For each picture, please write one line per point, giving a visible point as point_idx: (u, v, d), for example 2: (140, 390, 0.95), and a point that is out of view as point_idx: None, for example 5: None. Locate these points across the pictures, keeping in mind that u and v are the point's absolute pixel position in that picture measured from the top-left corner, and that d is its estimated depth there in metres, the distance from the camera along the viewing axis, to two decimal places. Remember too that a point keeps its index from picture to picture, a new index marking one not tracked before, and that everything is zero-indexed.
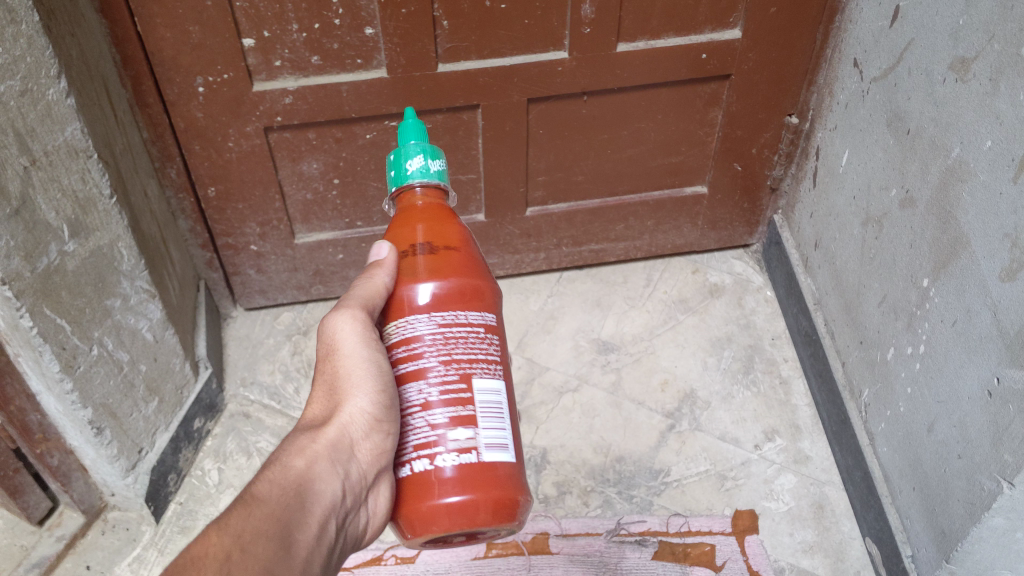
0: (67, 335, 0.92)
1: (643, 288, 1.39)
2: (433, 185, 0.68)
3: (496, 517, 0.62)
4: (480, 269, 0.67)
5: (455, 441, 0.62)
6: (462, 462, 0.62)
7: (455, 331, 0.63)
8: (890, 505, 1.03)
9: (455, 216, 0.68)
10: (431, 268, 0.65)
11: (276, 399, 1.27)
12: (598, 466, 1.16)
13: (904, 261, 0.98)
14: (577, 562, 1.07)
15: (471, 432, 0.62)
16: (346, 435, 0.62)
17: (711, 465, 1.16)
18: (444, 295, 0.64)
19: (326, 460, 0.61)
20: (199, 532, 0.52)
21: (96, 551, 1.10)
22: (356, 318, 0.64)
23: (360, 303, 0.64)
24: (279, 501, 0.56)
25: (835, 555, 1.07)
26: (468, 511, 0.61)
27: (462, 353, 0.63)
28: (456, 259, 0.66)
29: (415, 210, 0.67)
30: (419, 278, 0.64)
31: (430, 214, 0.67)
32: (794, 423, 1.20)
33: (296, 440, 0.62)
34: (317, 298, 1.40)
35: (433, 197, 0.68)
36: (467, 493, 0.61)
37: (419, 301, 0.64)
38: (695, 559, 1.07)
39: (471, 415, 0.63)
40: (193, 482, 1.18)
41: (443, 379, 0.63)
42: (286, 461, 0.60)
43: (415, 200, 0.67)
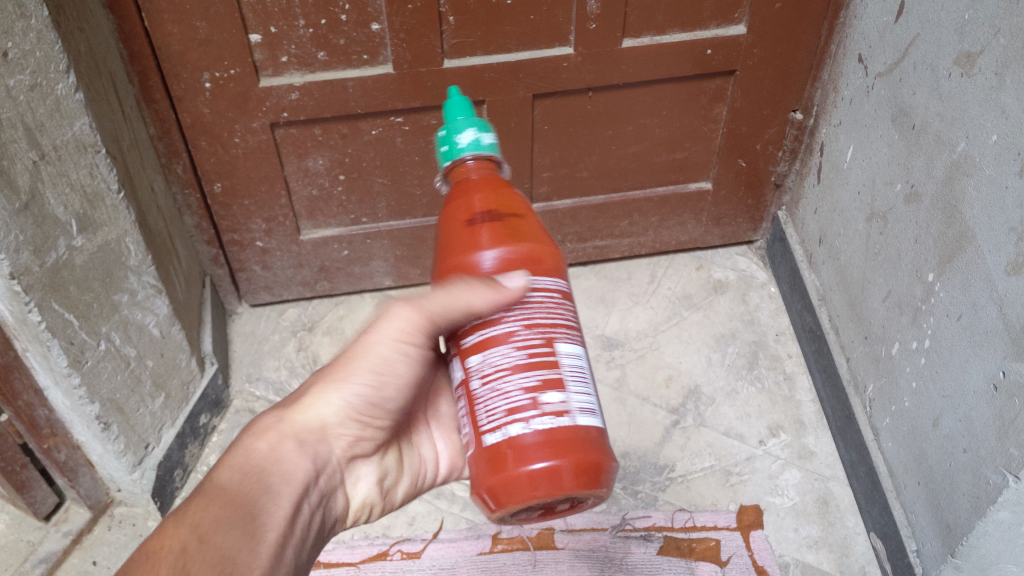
0: (74, 330, 0.92)
1: (647, 284, 1.39)
2: (484, 156, 0.67)
3: (583, 474, 0.62)
4: (542, 236, 0.66)
5: (549, 403, 0.62)
6: (558, 422, 0.62)
7: (534, 300, 0.64)
8: (895, 500, 1.04)
9: (513, 184, 0.67)
10: (494, 236, 0.64)
11: (282, 394, 1.28)
12: None
13: (909, 256, 0.98)
14: (582, 558, 1.07)
15: (564, 393, 0.63)
16: (313, 427, 0.70)
17: (715, 460, 1.16)
18: (512, 264, 0.64)
19: (299, 440, 0.69)
20: (161, 524, 0.59)
21: (102, 547, 1.11)
22: (407, 316, 0.67)
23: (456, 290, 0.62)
24: (238, 487, 0.63)
25: (840, 550, 1.07)
26: (566, 471, 0.61)
27: (542, 317, 0.64)
28: (516, 227, 0.65)
29: (474, 179, 0.66)
30: (483, 247, 0.64)
31: (485, 184, 0.66)
32: (798, 418, 1.20)
33: (267, 417, 0.69)
34: (322, 295, 1.40)
35: (486, 167, 0.67)
36: (551, 454, 0.61)
37: (489, 272, 0.64)
38: (700, 554, 1.07)
39: (560, 375, 0.63)
40: (199, 477, 1.18)
41: (528, 342, 0.63)
42: (263, 432, 0.68)
43: (470, 173, 0.67)
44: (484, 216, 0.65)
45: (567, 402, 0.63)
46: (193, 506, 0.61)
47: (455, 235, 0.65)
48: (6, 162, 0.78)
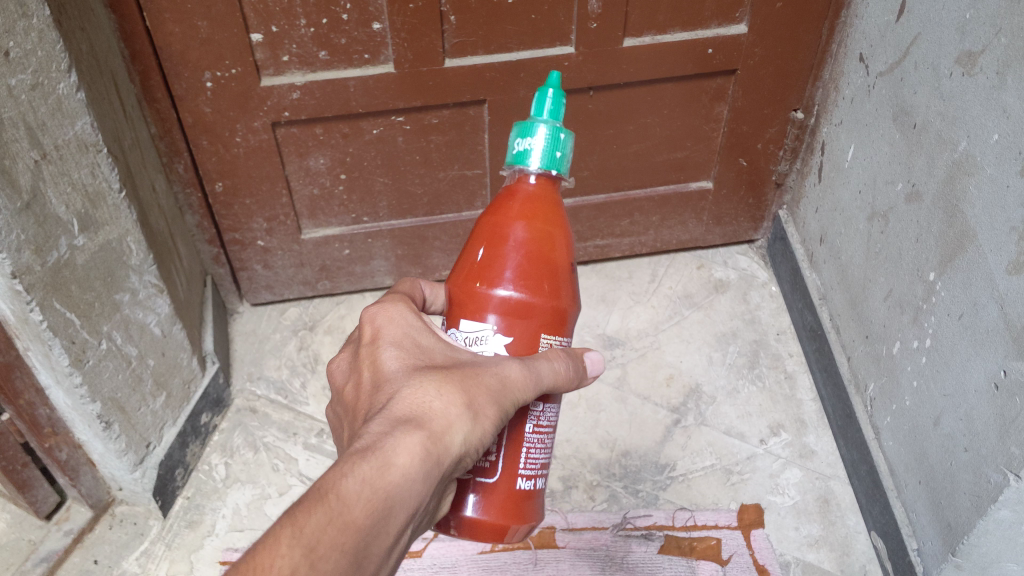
0: (76, 329, 0.92)
1: (648, 283, 1.39)
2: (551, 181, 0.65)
3: (518, 535, 0.67)
4: (570, 286, 0.65)
5: (540, 470, 0.66)
6: (532, 489, 0.66)
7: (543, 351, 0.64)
8: (895, 499, 1.04)
9: (563, 212, 0.66)
10: (522, 276, 0.63)
11: (283, 393, 1.28)
12: (604, 461, 1.17)
13: (910, 255, 0.98)
14: (583, 556, 1.07)
15: (542, 466, 0.66)
16: (453, 449, 0.55)
17: (716, 459, 1.17)
18: (522, 310, 0.63)
19: (425, 465, 0.53)
20: (272, 534, 0.48)
21: (103, 546, 1.11)
22: (521, 382, 0.59)
23: (533, 373, 0.60)
24: (369, 513, 0.50)
25: (841, 549, 1.07)
26: (514, 529, 0.65)
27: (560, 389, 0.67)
28: (552, 275, 0.64)
29: (532, 208, 0.64)
30: (504, 279, 0.63)
31: (535, 213, 0.64)
32: (799, 417, 1.20)
33: (403, 424, 0.54)
34: (323, 294, 1.40)
35: (545, 191, 0.65)
36: (512, 517, 0.65)
37: (497, 306, 0.63)
38: (701, 553, 1.07)
39: (548, 450, 0.67)
40: (200, 476, 1.18)
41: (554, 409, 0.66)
42: (383, 453, 0.52)
43: (529, 194, 0.65)
44: (519, 245, 0.63)
45: (544, 472, 0.67)
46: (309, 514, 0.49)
47: (484, 250, 0.64)
48: (8, 161, 0.78)
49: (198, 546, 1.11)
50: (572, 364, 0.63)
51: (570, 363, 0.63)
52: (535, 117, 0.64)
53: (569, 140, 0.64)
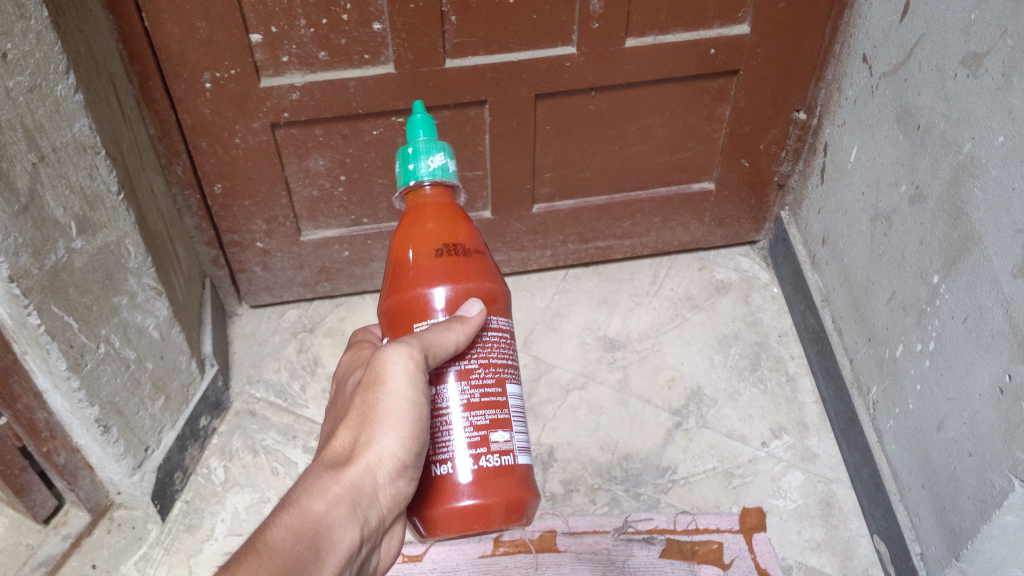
0: (74, 333, 0.91)
1: (650, 285, 1.38)
2: (443, 182, 0.68)
3: (513, 514, 0.65)
4: (491, 272, 0.67)
5: (496, 442, 0.64)
6: (503, 462, 0.64)
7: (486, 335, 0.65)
8: (899, 503, 1.03)
9: (465, 213, 0.69)
10: (444, 272, 0.65)
11: (282, 396, 1.27)
12: (605, 463, 1.16)
13: (913, 257, 0.98)
14: (584, 560, 1.06)
15: (509, 434, 0.65)
16: (377, 479, 0.60)
17: (718, 462, 1.16)
18: (456, 301, 0.65)
19: (346, 506, 0.59)
20: None
21: (101, 550, 1.10)
22: (410, 360, 0.60)
23: (422, 343, 0.60)
24: (296, 552, 0.55)
25: (843, 552, 1.07)
26: (487, 509, 0.63)
27: (496, 357, 0.65)
28: (473, 266, 0.66)
29: (431, 210, 0.67)
30: (434, 279, 0.65)
31: (441, 214, 0.67)
32: (801, 420, 1.20)
33: (320, 474, 0.60)
34: (322, 296, 1.39)
35: (443, 194, 0.68)
36: (493, 495, 0.63)
37: (432, 308, 0.65)
38: (702, 557, 1.07)
39: (507, 417, 0.65)
40: (199, 480, 1.18)
41: (487, 378, 0.64)
42: (303, 502, 0.58)
43: (426, 200, 0.68)
44: (433, 246, 0.66)
45: (504, 443, 0.64)
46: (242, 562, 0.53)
47: (402, 263, 0.67)
48: (6, 165, 0.77)
49: (197, 550, 1.11)
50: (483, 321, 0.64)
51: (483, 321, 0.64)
52: (411, 142, 0.68)
53: (439, 148, 0.68)
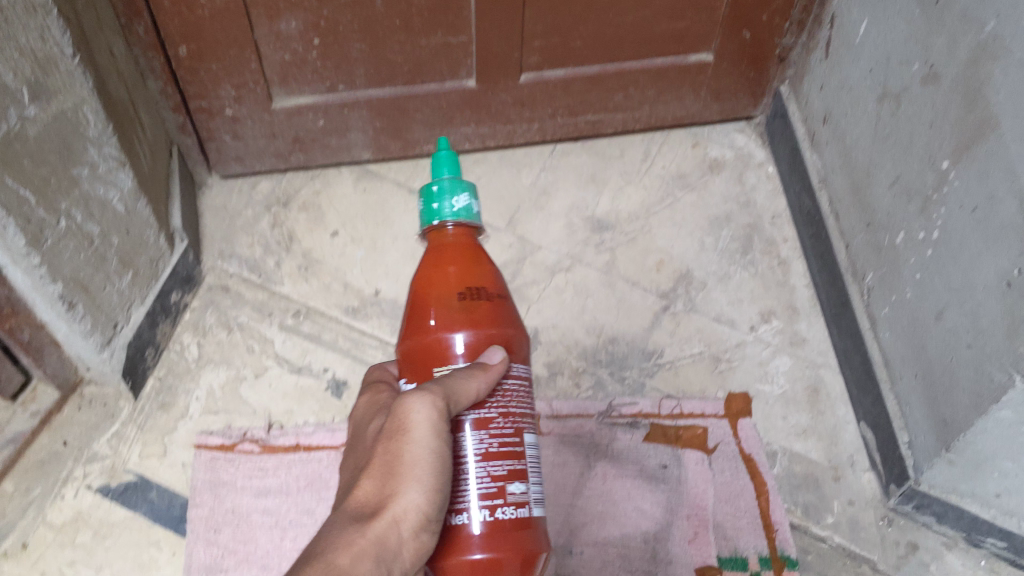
0: (31, 208, 0.85)
1: (640, 162, 1.32)
2: (466, 224, 0.72)
3: (526, 568, 0.64)
4: (510, 317, 0.71)
5: (513, 494, 0.64)
6: (518, 515, 0.64)
7: (510, 384, 0.67)
8: (888, 391, 1.02)
9: (486, 256, 0.73)
10: (465, 315, 0.68)
11: (256, 271, 1.22)
12: (591, 347, 1.14)
13: (922, 141, 0.93)
14: (567, 444, 1.07)
15: (525, 486, 0.65)
16: (401, 531, 0.60)
17: (705, 346, 1.14)
18: (477, 346, 0.68)
19: (372, 559, 0.59)
20: None
21: (73, 427, 1.08)
22: (434, 408, 0.61)
23: (444, 392, 0.62)
24: None
25: (828, 438, 1.07)
26: (504, 562, 0.63)
27: (516, 408, 0.67)
28: (493, 310, 0.70)
29: (454, 254, 0.71)
30: (455, 322, 0.68)
31: (461, 257, 0.71)
32: (792, 304, 1.17)
33: (344, 525, 0.61)
34: (298, 167, 1.32)
35: (465, 236, 0.73)
36: (507, 548, 0.63)
37: (452, 352, 0.68)
38: (687, 441, 1.07)
39: (523, 467, 0.65)
40: (172, 356, 1.14)
41: (506, 431, 0.66)
42: (330, 553, 0.57)
43: (450, 245, 0.72)
44: (454, 290, 0.69)
45: (520, 495, 0.65)
46: None
47: (424, 307, 0.70)
48: None
49: (171, 428, 1.10)
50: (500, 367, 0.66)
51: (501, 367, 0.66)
52: (437, 180, 0.73)
53: (464, 190, 0.72)
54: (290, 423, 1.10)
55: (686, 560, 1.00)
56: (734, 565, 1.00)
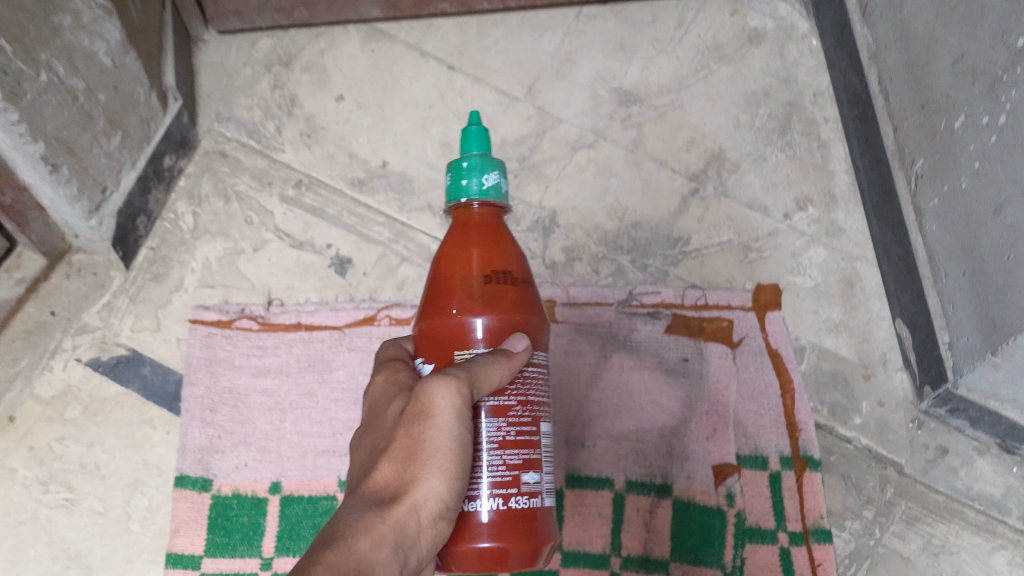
0: (8, 59, 0.77)
1: (674, 30, 1.16)
2: (493, 203, 0.72)
3: (532, 557, 0.66)
4: (531, 305, 0.70)
5: (526, 484, 0.65)
6: (529, 504, 0.65)
7: (530, 372, 0.67)
8: (931, 288, 0.95)
9: (512, 240, 0.72)
10: (488, 296, 0.68)
11: (255, 137, 1.12)
12: (612, 232, 1.06)
13: (995, 13, 0.83)
14: (583, 333, 1.02)
15: (538, 475, 0.66)
16: (420, 520, 0.62)
17: (734, 235, 1.06)
18: (499, 329, 0.67)
19: (391, 545, 0.60)
20: None
21: (61, 296, 1.02)
22: (458, 396, 0.61)
23: (469, 378, 0.62)
24: None
25: (861, 335, 1.01)
26: (512, 550, 0.65)
27: (533, 396, 0.67)
28: (516, 296, 0.69)
29: (478, 238, 0.71)
30: (475, 304, 0.67)
31: (486, 239, 0.71)
32: (829, 191, 1.07)
33: (364, 510, 0.61)
34: (298, 23, 1.18)
35: (491, 216, 0.72)
36: (515, 538, 0.64)
37: (473, 337, 0.67)
38: (710, 335, 1.01)
39: (538, 456, 0.67)
40: (165, 226, 1.07)
41: (522, 418, 0.66)
42: (349, 541, 0.58)
43: (474, 229, 0.71)
44: (479, 273, 0.69)
45: (533, 485, 0.66)
46: None
47: (445, 290, 0.69)
48: None
49: (166, 301, 1.04)
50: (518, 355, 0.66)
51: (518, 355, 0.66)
52: (466, 155, 0.72)
53: (494, 168, 0.72)
54: (291, 300, 1.04)
55: (703, 457, 0.97)
56: (753, 464, 0.97)
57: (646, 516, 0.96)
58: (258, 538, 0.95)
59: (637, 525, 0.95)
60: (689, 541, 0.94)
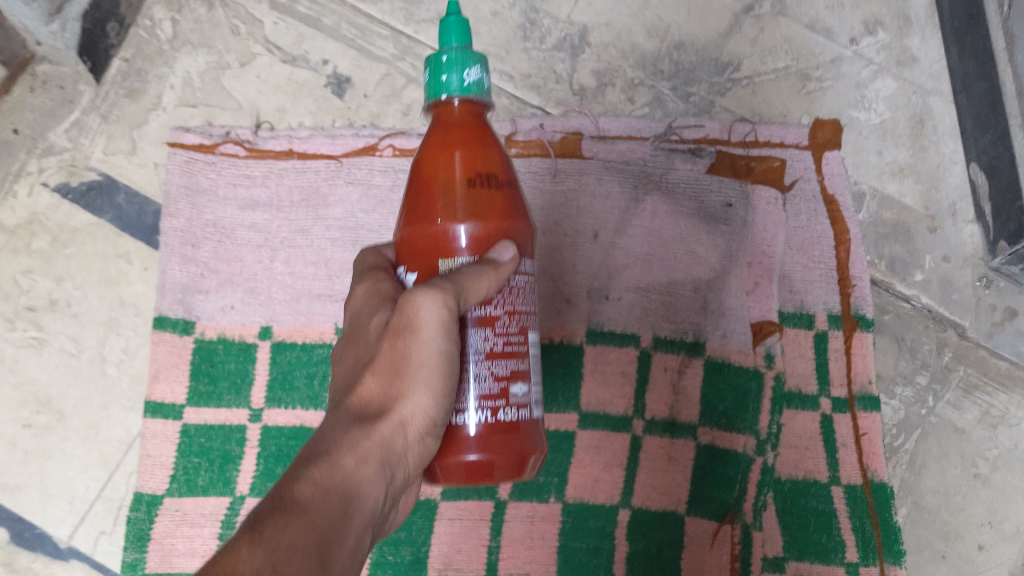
0: None
1: None
2: (473, 98, 0.57)
3: (522, 472, 0.57)
4: (520, 209, 0.58)
5: (516, 396, 0.56)
6: (517, 417, 0.56)
7: (518, 281, 0.56)
8: (1018, 129, 0.81)
9: (498, 138, 0.58)
10: (473, 205, 0.55)
11: None
12: (652, 53, 0.91)
13: None
14: (613, 171, 0.88)
15: (527, 387, 0.57)
16: (408, 435, 0.53)
17: (792, 61, 0.90)
18: (486, 239, 0.55)
19: (377, 464, 0.51)
20: (226, 544, 0.42)
21: (25, 113, 0.89)
22: (444, 309, 0.51)
23: (455, 290, 0.52)
24: (321, 510, 0.47)
25: (928, 182, 0.88)
26: (501, 468, 0.56)
27: (522, 303, 0.57)
28: (504, 201, 0.56)
29: (461, 130, 0.56)
30: (460, 211, 0.55)
31: (469, 136, 0.56)
32: (904, 12, 0.90)
33: (344, 426, 0.52)
34: None
35: (474, 114, 0.57)
36: (504, 454, 0.55)
37: (457, 247, 0.55)
38: (759, 177, 0.88)
39: (525, 368, 0.56)
40: (141, 34, 0.90)
41: (511, 328, 0.56)
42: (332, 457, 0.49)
43: (455, 119, 0.57)
44: (462, 177, 0.55)
45: (523, 397, 0.56)
46: (266, 521, 0.44)
47: (423, 192, 0.56)
48: None
49: (142, 122, 0.89)
50: (504, 270, 0.54)
51: (505, 270, 0.54)
52: (443, 44, 0.56)
53: (475, 56, 0.56)
54: (282, 125, 0.89)
55: (743, 314, 0.87)
56: (797, 323, 0.87)
57: (674, 377, 0.86)
58: (247, 387, 0.85)
59: (664, 386, 0.86)
60: (722, 405, 0.85)
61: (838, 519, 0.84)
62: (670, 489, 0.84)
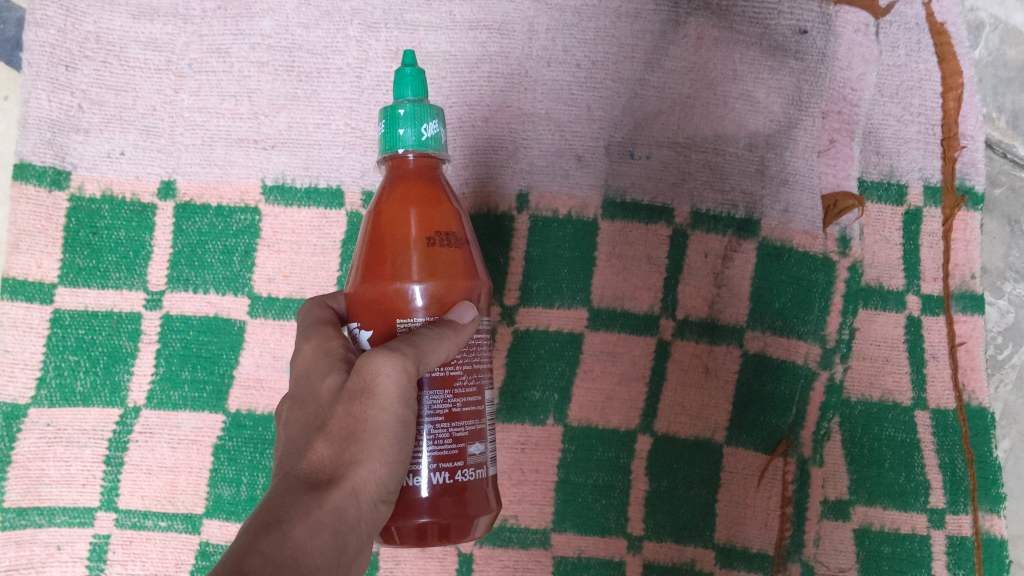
0: None
1: None
2: (431, 154, 0.45)
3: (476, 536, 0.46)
4: (481, 276, 0.47)
5: (475, 454, 0.45)
6: (476, 479, 0.45)
7: (480, 338, 0.46)
8: None
9: (458, 199, 0.47)
10: (432, 265, 0.43)
11: None
12: None
13: None
14: None
15: (485, 445, 0.46)
16: (363, 507, 0.41)
17: None
18: (445, 302, 0.44)
19: (331, 539, 0.39)
20: None
21: None
22: (403, 375, 0.40)
23: (417, 354, 0.41)
24: None
25: None
26: (454, 533, 0.45)
27: (481, 358, 0.46)
28: (466, 265, 0.45)
29: (417, 186, 0.45)
30: (415, 270, 0.43)
31: (429, 192, 0.45)
32: None
33: (285, 496, 0.40)
34: None
35: (435, 169, 0.46)
36: (462, 517, 0.44)
37: (412, 310, 0.43)
38: None
39: (485, 426, 0.46)
40: None
41: (469, 385, 0.45)
42: (280, 530, 0.37)
43: (411, 175, 0.45)
44: (418, 234, 0.44)
45: (482, 456, 0.45)
46: None
47: (369, 259, 0.45)
48: None
49: None
50: (464, 335, 0.43)
51: (464, 335, 0.43)
52: (398, 97, 0.45)
53: (434, 110, 0.45)
54: None
55: (811, 182, 0.65)
56: (882, 197, 0.65)
57: (716, 266, 0.64)
58: (141, 263, 0.63)
59: (703, 276, 0.64)
60: (778, 303, 0.64)
61: (921, 452, 0.64)
62: (704, 411, 0.64)
